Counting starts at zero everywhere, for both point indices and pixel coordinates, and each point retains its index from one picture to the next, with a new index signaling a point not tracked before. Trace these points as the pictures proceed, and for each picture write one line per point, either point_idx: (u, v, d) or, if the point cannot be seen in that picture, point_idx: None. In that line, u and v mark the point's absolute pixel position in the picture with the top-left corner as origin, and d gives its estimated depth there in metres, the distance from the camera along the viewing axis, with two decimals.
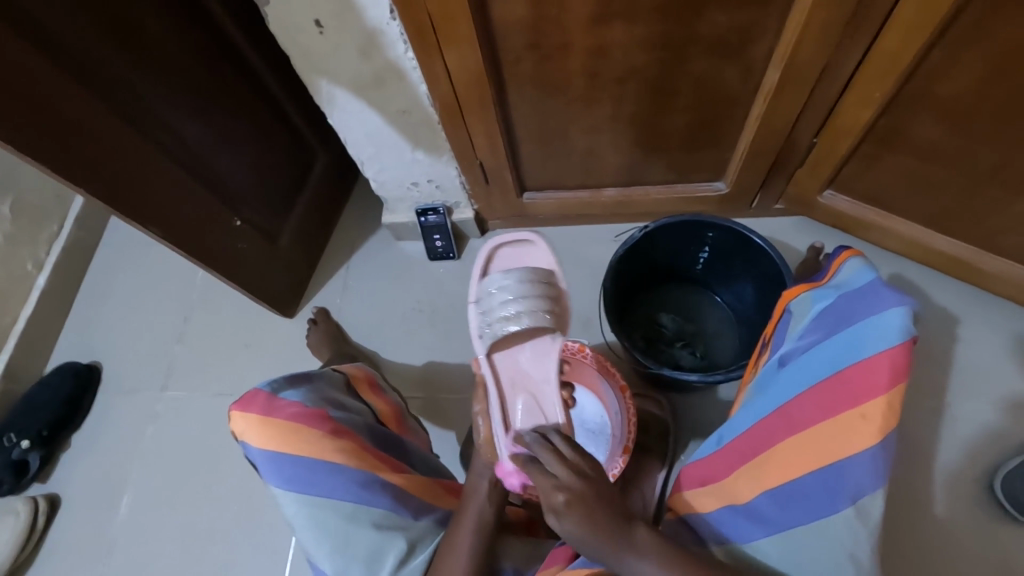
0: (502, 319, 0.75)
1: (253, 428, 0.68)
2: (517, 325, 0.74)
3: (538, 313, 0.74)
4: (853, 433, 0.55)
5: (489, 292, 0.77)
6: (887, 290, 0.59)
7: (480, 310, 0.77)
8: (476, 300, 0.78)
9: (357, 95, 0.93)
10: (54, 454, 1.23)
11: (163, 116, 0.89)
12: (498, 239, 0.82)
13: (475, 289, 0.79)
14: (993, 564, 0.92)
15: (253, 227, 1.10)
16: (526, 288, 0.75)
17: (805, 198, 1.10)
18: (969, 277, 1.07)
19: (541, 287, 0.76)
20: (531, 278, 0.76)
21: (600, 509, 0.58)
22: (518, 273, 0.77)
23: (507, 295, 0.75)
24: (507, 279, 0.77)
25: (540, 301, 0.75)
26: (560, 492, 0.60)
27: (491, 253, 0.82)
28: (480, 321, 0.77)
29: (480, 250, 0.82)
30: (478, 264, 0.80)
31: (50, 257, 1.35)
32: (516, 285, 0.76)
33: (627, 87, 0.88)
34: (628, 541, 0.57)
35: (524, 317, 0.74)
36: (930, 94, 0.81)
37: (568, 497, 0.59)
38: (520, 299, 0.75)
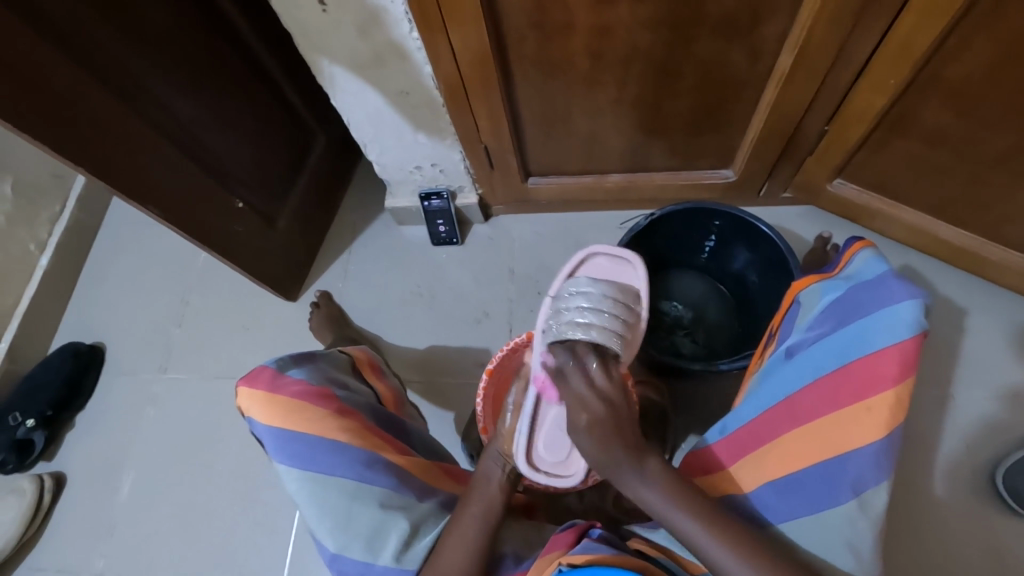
0: (570, 324, 0.72)
1: (258, 403, 0.70)
2: (584, 334, 0.71)
3: (610, 332, 0.71)
4: (858, 425, 0.55)
5: (571, 294, 0.75)
6: (897, 281, 0.58)
7: (554, 307, 0.76)
8: (554, 298, 0.78)
9: (359, 76, 0.92)
10: (59, 433, 1.25)
11: (161, 95, 0.88)
12: (598, 248, 0.84)
13: (557, 287, 0.79)
14: (992, 556, 0.91)
15: (253, 209, 1.09)
16: (606, 302, 0.73)
17: (812, 186, 1.09)
18: (977, 269, 1.06)
19: (622, 307, 0.73)
20: (616, 296, 0.74)
21: (621, 430, 0.62)
22: (604, 286, 0.75)
23: (585, 302, 0.73)
24: (592, 288, 0.75)
25: (614, 319, 0.72)
26: (584, 411, 0.63)
27: (586, 257, 0.85)
28: (550, 316, 0.75)
29: (575, 253, 0.85)
30: (568, 265, 0.83)
31: (51, 238, 1.35)
32: (598, 296, 0.74)
33: (633, 70, 0.86)
34: (640, 469, 0.61)
35: (593, 329, 0.71)
36: (945, 80, 0.79)
37: (591, 418, 0.63)
38: (596, 310, 0.72)
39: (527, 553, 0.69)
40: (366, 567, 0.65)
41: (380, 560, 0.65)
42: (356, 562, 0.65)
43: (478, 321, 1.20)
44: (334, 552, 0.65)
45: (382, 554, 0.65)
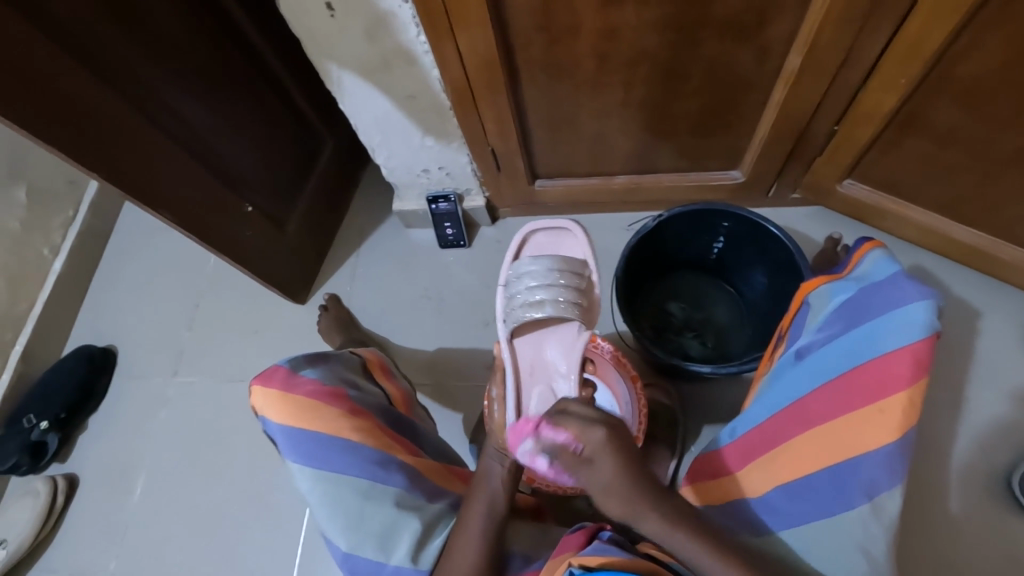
0: (524, 304, 0.78)
1: (272, 403, 0.69)
2: (540, 311, 0.77)
3: (562, 303, 0.77)
4: (871, 428, 0.54)
5: (518, 275, 0.80)
6: (909, 282, 0.57)
7: (506, 293, 0.81)
8: (504, 284, 0.82)
9: (367, 80, 0.92)
10: (72, 436, 1.26)
11: (171, 100, 0.89)
12: (535, 224, 0.84)
13: (504, 271, 0.82)
14: (1009, 561, 0.90)
15: (262, 213, 1.10)
16: (553, 276, 0.78)
17: (822, 186, 1.08)
18: (992, 269, 1.04)
19: (569, 276, 0.79)
20: (561, 267, 0.79)
21: (632, 453, 0.59)
22: (546, 261, 0.80)
23: (532, 280, 0.78)
24: (533, 266, 0.80)
25: (565, 290, 0.78)
26: (598, 428, 0.59)
27: (526, 238, 0.85)
28: (504, 303, 0.81)
29: (515, 235, 0.85)
30: (511, 247, 0.83)
31: (65, 242, 1.37)
32: (543, 272, 0.79)
33: (640, 72, 0.86)
34: (649, 498, 0.58)
35: (547, 305, 0.77)
36: (958, 78, 0.78)
37: (607, 433, 0.59)
38: (545, 286, 0.78)
39: (535, 553, 0.69)
40: (378, 566, 0.66)
41: (392, 560, 0.65)
42: (369, 561, 0.66)
43: (485, 323, 1.20)
44: (346, 551, 0.66)
45: (393, 554, 0.65)
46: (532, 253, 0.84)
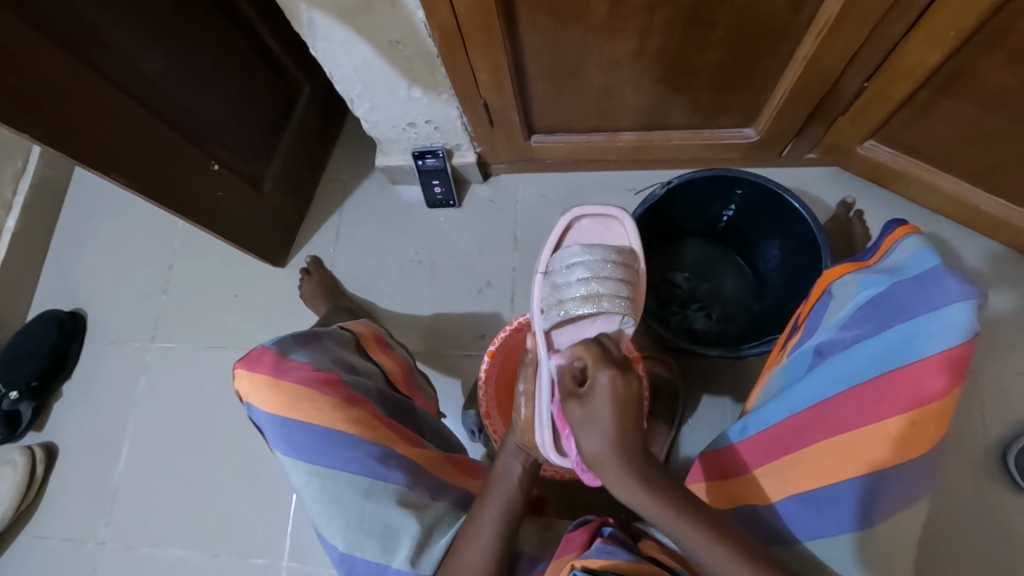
0: (574, 299, 0.75)
1: (260, 390, 0.63)
2: (594, 306, 0.75)
3: (616, 298, 0.75)
4: (900, 440, 0.51)
5: (567, 265, 0.76)
6: (951, 277, 0.52)
7: (551, 283, 0.77)
8: (547, 272, 0.78)
9: (343, 22, 0.80)
10: (47, 404, 1.21)
11: (115, 43, 0.77)
12: (581, 210, 0.79)
13: (548, 260, 0.78)
14: (996, 532, 0.91)
15: (233, 171, 1.00)
16: (607, 268, 0.75)
17: (842, 146, 1.00)
18: (1011, 239, 0.99)
19: (622, 270, 0.76)
20: (614, 259, 0.76)
21: (633, 407, 0.61)
22: (600, 251, 0.76)
23: (585, 272, 0.75)
24: (585, 256, 0.76)
25: (618, 285, 0.75)
26: (607, 373, 0.63)
27: (571, 222, 0.80)
28: (548, 293, 0.77)
29: (559, 218, 0.79)
30: (555, 233, 0.78)
31: (17, 197, 1.25)
32: (596, 263, 0.75)
33: (658, 16, 0.75)
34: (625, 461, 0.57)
35: (602, 300, 0.74)
36: (1016, 35, 0.68)
37: (613, 376, 0.62)
38: (599, 280, 0.75)
39: (541, 553, 0.67)
40: (379, 567, 0.62)
41: (393, 562, 0.62)
42: (368, 562, 0.62)
43: (479, 289, 1.14)
44: (343, 551, 0.62)
45: (396, 557, 0.62)
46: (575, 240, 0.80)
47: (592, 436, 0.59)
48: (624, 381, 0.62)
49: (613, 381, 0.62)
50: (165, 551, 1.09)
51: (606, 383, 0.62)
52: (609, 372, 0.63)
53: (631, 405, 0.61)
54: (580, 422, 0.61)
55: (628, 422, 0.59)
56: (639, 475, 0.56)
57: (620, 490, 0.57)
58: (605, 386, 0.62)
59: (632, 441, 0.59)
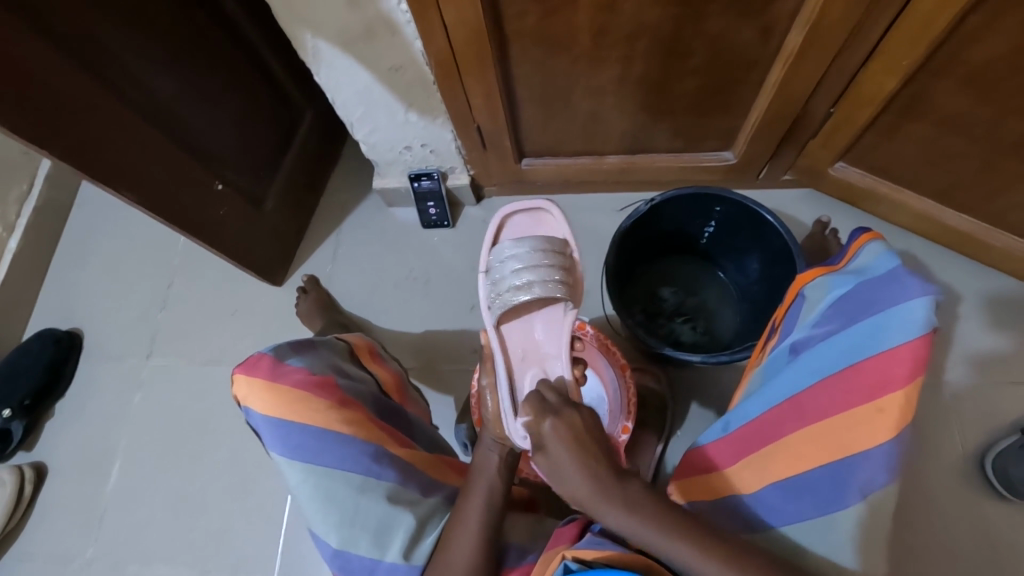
0: (511, 290, 0.74)
1: (257, 393, 0.65)
2: (528, 293, 0.74)
3: (549, 283, 0.74)
4: (870, 426, 0.54)
5: (501, 260, 0.75)
6: (910, 276, 0.56)
7: (489, 279, 0.77)
8: (486, 270, 0.78)
9: (346, 51, 0.86)
10: (39, 423, 1.21)
11: (130, 68, 0.82)
12: (511, 206, 0.80)
13: (485, 257, 0.78)
14: (980, 538, 0.93)
15: (235, 191, 1.04)
16: (537, 256, 0.74)
17: (815, 168, 1.06)
18: (978, 253, 1.05)
19: (553, 255, 0.75)
20: (544, 247, 0.75)
21: (586, 437, 0.62)
22: (530, 242, 0.75)
23: (517, 263, 0.74)
24: (517, 250, 0.75)
25: (550, 270, 0.74)
26: (546, 420, 0.65)
27: (503, 221, 0.81)
28: (489, 289, 0.76)
29: (491, 218, 0.80)
30: (490, 232, 0.79)
31: (21, 218, 1.28)
32: (528, 254, 0.74)
33: (638, 46, 0.81)
34: (603, 494, 0.58)
35: (535, 287, 0.73)
36: (962, 62, 0.75)
37: (553, 421, 0.64)
38: (530, 269, 0.73)
39: (531, 546, 0.70)
40: (372, 562, 0.63)
41: (387, 556, 0.63)
42: (362, 557, 0.63)
43: (472, 306, 1.17)
44: (337, 547, 0.63)
45: (389, 551, 0.63)
46: (511, 237, 0.81)
47: (567, 479, 0.61)
48: (564, 421, 0.64)
49: (556, 426, 0.63)
50: (153, 572, 1.08)
51: (550, 428, 0.64)
52: (548, 418, 0.65)
53: (585, 440, 0.62)
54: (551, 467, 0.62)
55: (589, 454, 0.61)
56: (620, 498, 0.58)
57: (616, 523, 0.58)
58: (551, 432, 0.63)
59: (602, 471, 0.60)
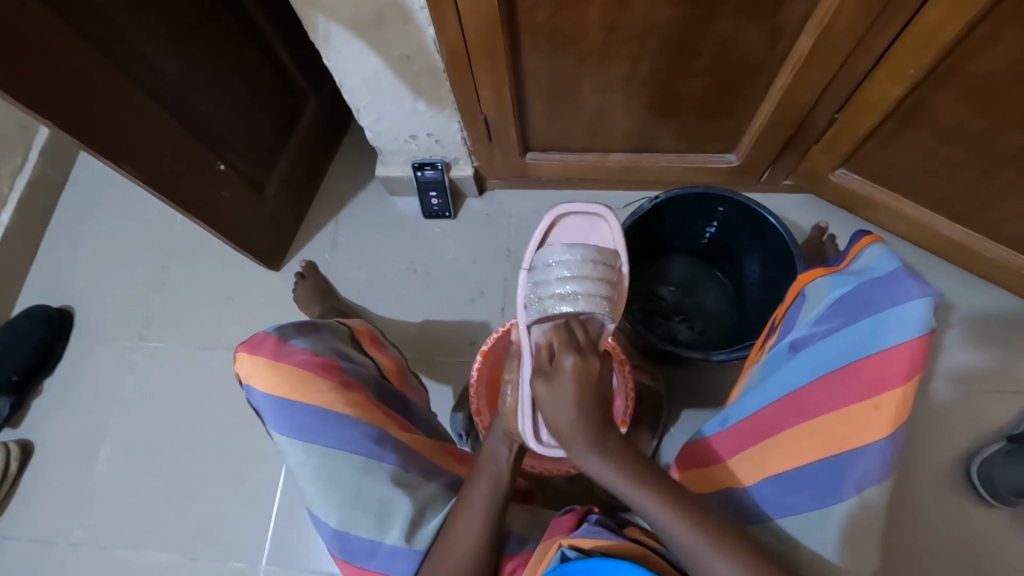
0: (554, 299, 0.74)
1: (260, 372, 0.65)
2: (570, 305, 0.73)
3: (594, 298, 0.74)
4: (866, 423, 0.56)
5: (548, 263, 0.75)
6: (909, 277, 0.57)
7: (533, 279, 0.76)
8: (531, 268, 0.78)
9: (356, 35, 0.86)
10: (27, 400, 1.19)
11: (138, 43, 0.81)
12: (566, 207, 0.80)
13: (533, 256, 0.78)
14: (962, 541, 0.95)
15: (237, 172, 1.03)
16: (586, 268, 0.74)
17: (816, 173, 1.07)
18: (971, 264, 1.07)
19: (603, 269, 0.75)
20: (595, 259, 0.75)
21: (592, 386, 0.69)
22: (581, 251, 0.75)
23: (565, 271, 0.74)
24: (562, 256, 0.75)
25: (597, 284, 0.74)
26: (568, 356, 0.71)
27: (557, 218, 0.80)
28: (531, 291, 0.76)
29: (545, 215, 0.80)
30: (540, 230, 0.78)
31: (15, 192, 1.26)
32: (576, 263, 0.74)
33: (648, 45, 0.82)
34: (596, 441, 0.66)
35: (577, 300, 0.73)
36: (967, 72, 0.77)
37: (575, 360, 0.70)
38: (578, 279, 0.74)
39: (528, 535, 0.71)
40: (373, 545, 0.64)
41: (386, 539, 0.64)
42: (362, 538, 0.64)
43: (471, 298, 1.17)
44: (337, 528, 0.64)
45: (389, 534, 0.64)
46: (562, 239, 0.80)
47: (558, 410, 0.68)
48: (584, 363, 0.71)
49: (575, 365, 0.70)
50: (140, 554, 1.07)
51: (570, 365, 0.70)
52: (572, 356, 0.71)
53: (591, 388, 0.69)
54: (547, 401, 0.69)
55: (589, 401, 0.68)
56: (598, 447, 0.65)
57: (599, 466, 0.65)
58: (569, 368, 0.70)
59: (591, 415, 0.67)
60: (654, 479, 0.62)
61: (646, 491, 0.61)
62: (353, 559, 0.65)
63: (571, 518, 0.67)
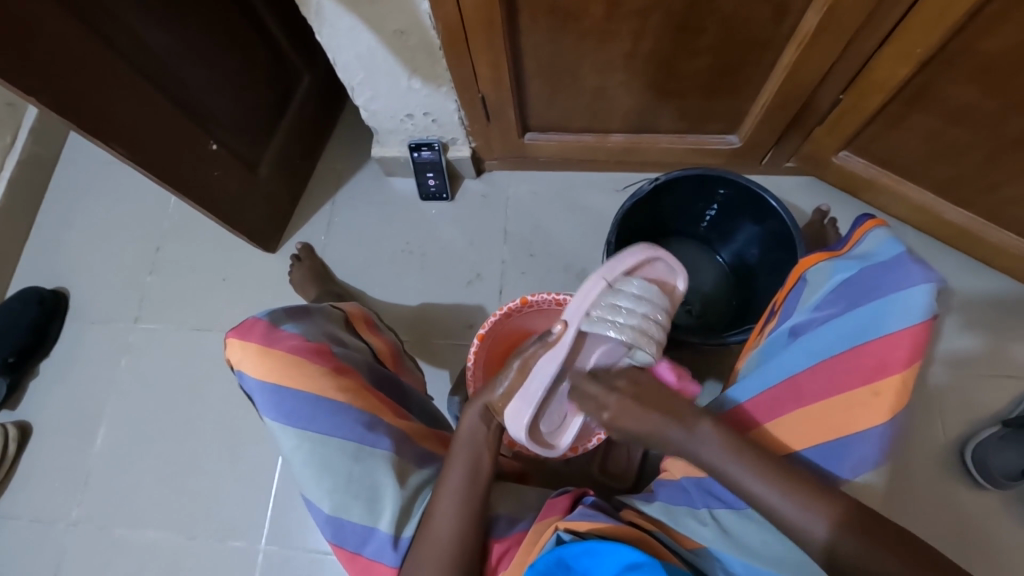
0: (615, 324, 0.73)
1: (251, 358, 0.64)
2: (618, 333, 0.72)
3: (643, 343, 0.73)
4: (865, 409, 0.57)
5: (631, 292, 0.75)
6: (914, 263, 0.58)
7: (609, 294, 0.75)
8: (611, 283, 0.76)
9: (350, 9, 0.83)
10: (23, 383, 1.19)
11: (123, 16, 0.78)
12: (666, 255, 0.81)
13: (616, 273, 0.77)
14: (955, 524, 0.95)
15: (229, 152, 1.01)
16: (654, 319, 0.74)
17: (819, 156, 1.06)
18: (973, 248, 1.06)
19: (661, 327, 0.75)
20: (660, 314, 0.76)
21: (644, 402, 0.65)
22: (659, 303, 0.76)
23: (640, 307, 0.74)
24: (651, 295, 0.76)
25: (653, 335, 0.74)
26: (602, 411, 0.67)
27: (652, 258, 0.80)
28: (602, 303, 0.74)
29: (644, 245, 0.80)
30: (638, 257, 0.78)
31: (5, 171, 1.24)
32: (651, 309, 0.75)
33: (649, 21, 0.79)
34: (690, 431, 0.61)
35: (630, 334, 0.72)
36: (974, 52, 0.75)
37: (610, 412, 0.67)
38: (644, 322, 0.73)
39: (520, 515, 0.71)
40: (365, 530, 0.64)
41: (379, 524, 0.64)
42: (354, 524, 0.64)
43: (468, 281, 1.16)
44: (330, 513, 0.64)
45: (381, 518, 0.64)
46: (641, 274, 0.80)
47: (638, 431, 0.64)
48: (619, 400, 0.66)
49: (617, 406, 0.66)
50: (139, 533, 1.08)
51: (613, 409, 0.66)
52: (608, 407, 0.67)
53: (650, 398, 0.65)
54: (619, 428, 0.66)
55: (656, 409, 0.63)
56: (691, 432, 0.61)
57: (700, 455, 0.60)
58: (614, 414, 0.66)
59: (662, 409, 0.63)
60: (741, 446, 0.59)
61: (744, 466, 0.58)
62: (346, 545, 0.65)
63: (563, 502, 0.67)
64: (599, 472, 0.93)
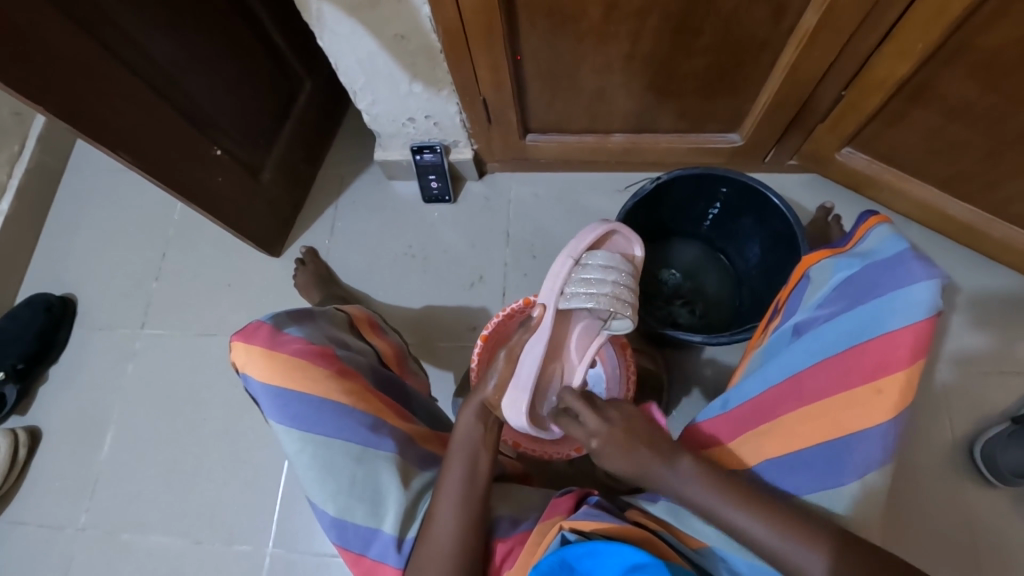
0: (589, 296, 0.75)
1: (255, 362, 0.64)
2: (595, 302, 0.75)
3: (620, 305, 0.75)
4: (868, 407, 0.57)
5: (597, 265, 0.76)
6: (916, 261, 0.57)
7: (577, 271, 0.76)
8: (576, 260, 0.77)
9: (349, 15, 0.84)
10: (32, 388, 1.20)
11: (125, 25, 0.79)
12: (623, 226, 0.81)
13: (579, 248, 0.77)
14: (965, 524, 0.94)
15: (232, 158, 1.02)
16: (624, 283, 0.76)
17: (821, 154, 1.05)
18: (978, 244, 1.05)
19: (633, 289, 0.77)
20: (629, 277, 0.77)
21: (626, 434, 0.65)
22: (625, 269, 0.77)
23: (609, 276, 0.76)
24: (617, 263, 0.77)
25: (627, 296, 0.76)
26: (593, 438, 0.66)
27: (610, 230, 0.80)
28: (572, 279, 0.76)
29: (599, 220, 0.80)
30: (595, 231, 0.78)
31: (13, 180, 1.25)
32: (620, 276, 0.76)
33: (648, 22, 0.80)
34: (670, 464, 0.62)
35: (606, 301, 0.75)
36: (975, 48, 0.74)
37: (600, 442, 0.66)
38: (616, 287, 0.75)
39: (523, 515, 0.71)
40: (369, 532, 0.65)
41: (383, 526, 0.64)
42: (358, 526, 0.64)
43: (471, 283, 1.16)
44: (335, 516, 0.64)
45: (385, 521, 0.64)
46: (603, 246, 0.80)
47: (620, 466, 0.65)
48: (608, 430, 0.65)
49: (604, 441, 0.65)
50: (147, 538, 1.08)
51: (600, 441, 0.66)
52: (596, 437, 0.66)
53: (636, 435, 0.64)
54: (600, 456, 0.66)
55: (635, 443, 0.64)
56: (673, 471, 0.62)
57: (682, 489, 0.61)
58: (603, 446, 0.66)
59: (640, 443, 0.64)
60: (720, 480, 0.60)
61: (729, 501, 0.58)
62: (350, 547, 0.65)
63: (567, 505, 0.67)
64: (603, 473, 0.93)
